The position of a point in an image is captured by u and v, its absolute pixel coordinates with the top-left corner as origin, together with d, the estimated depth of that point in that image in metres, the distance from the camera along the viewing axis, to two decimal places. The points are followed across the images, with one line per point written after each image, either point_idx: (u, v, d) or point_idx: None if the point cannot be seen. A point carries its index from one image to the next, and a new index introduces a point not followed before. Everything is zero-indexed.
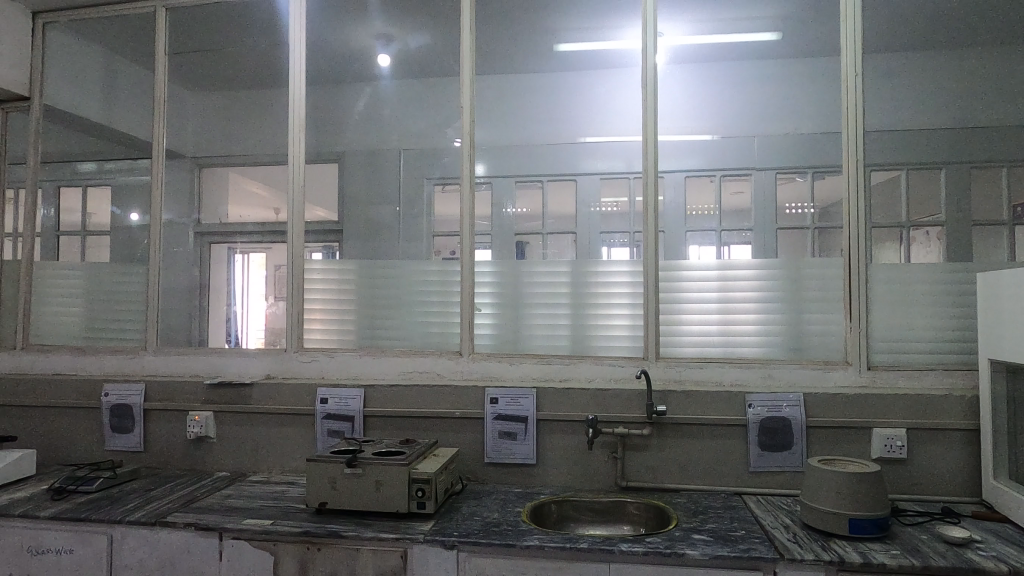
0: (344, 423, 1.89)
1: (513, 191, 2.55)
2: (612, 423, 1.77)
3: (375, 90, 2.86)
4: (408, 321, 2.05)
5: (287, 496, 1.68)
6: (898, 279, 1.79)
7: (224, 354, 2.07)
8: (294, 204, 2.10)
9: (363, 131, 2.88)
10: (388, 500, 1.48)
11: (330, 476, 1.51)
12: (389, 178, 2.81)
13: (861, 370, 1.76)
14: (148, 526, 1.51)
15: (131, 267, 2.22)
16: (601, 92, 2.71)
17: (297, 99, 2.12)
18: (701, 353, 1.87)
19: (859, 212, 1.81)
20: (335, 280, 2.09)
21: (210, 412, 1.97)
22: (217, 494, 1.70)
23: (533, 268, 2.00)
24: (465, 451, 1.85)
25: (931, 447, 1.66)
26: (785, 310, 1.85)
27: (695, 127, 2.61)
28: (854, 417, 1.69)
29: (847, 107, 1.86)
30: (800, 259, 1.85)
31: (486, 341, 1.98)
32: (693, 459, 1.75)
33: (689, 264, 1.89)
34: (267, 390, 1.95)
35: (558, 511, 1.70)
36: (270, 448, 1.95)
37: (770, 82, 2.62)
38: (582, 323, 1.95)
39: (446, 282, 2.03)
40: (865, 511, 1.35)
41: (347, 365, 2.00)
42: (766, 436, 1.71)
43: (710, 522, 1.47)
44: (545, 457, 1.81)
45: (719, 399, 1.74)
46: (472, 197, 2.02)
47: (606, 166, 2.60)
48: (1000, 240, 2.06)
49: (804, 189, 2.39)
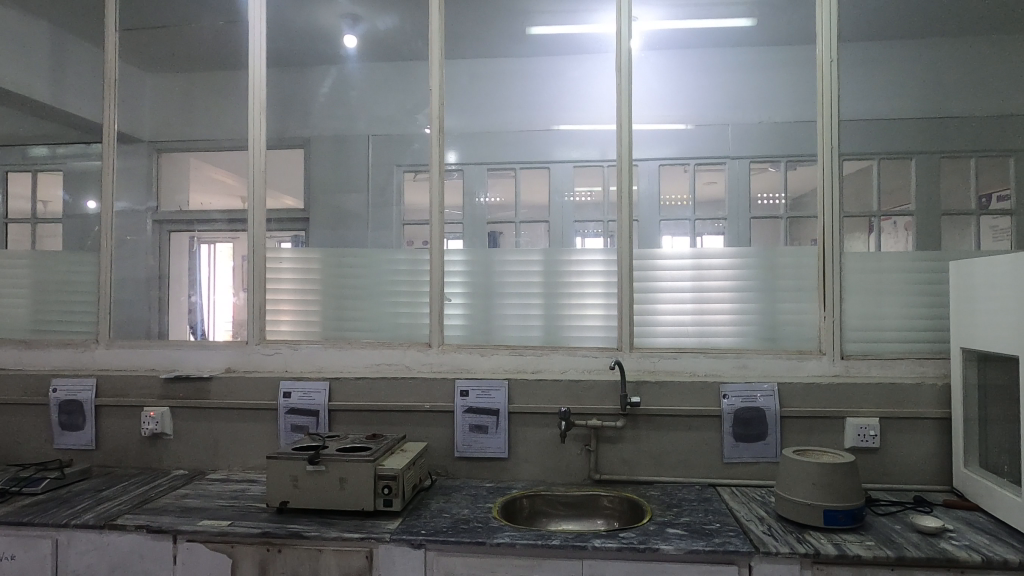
0: (308, 418, 1.82)
1: (485, 179, 2.48)
2: (585, 415, 1.73)
3: (342, 72, 2.76)
4: (376, 311, 1.98)
5: (246, 495, 1.61)
6: (869, 268, 1.79)
7: (183, 347, 1.99)
8: (255, 190, 2.01)
9: (327, 114, 2.74)
10: (353, 498, 1.42)
11: (291, 474, 1.45)
12: (360, 165, 2.72)
13: (835, 360, 1.76)
14: (97, 530, 1.42)
15: (80, 255, 2.10)
16: (575, 78, 2.63)
17: (258, 78, 2.03)
18: (676, 343, 1.84)
19: (832, 200, 1.81)
20: (299, 269, 2.01)
21: (167, 408, 1.88)
22: (172, 494, 1.62)
23: (505, 256, 1.94)
24: (434, 445, 1.79)
25: (904, 436, 1.65)
26: (760, 299, 1.83)
27: (669, 115, 2.57)
28: (828, 406, 1.67)
29: (822, 92, 1.85)
30: (774, 247, 1.83)
31: (457, 332, 1.93)
32: (667, 450, 1.71)
33: (663, 252, 1.86)
34: (227, 384, 1.87)
35: (531, 506, 1.65)
36: (230, 446, 1.86)
37: (743, 70, 2.62)
38: (554, 313, 1.91)
39: (416, 271, 1.97)
40: (840, 502, 1.33)
41: (312, 358, 1.93)
42: (740, 427, 1.68)
43: (684, 516, 1.44)
44: (516, 451, 1.76)
45: (693, 390, 1.71)
46: (442, 183, 1.98)
47: (580, 155, 2.54)
48: (969, 230, 2.15)
49: (776, 179, 2.35)
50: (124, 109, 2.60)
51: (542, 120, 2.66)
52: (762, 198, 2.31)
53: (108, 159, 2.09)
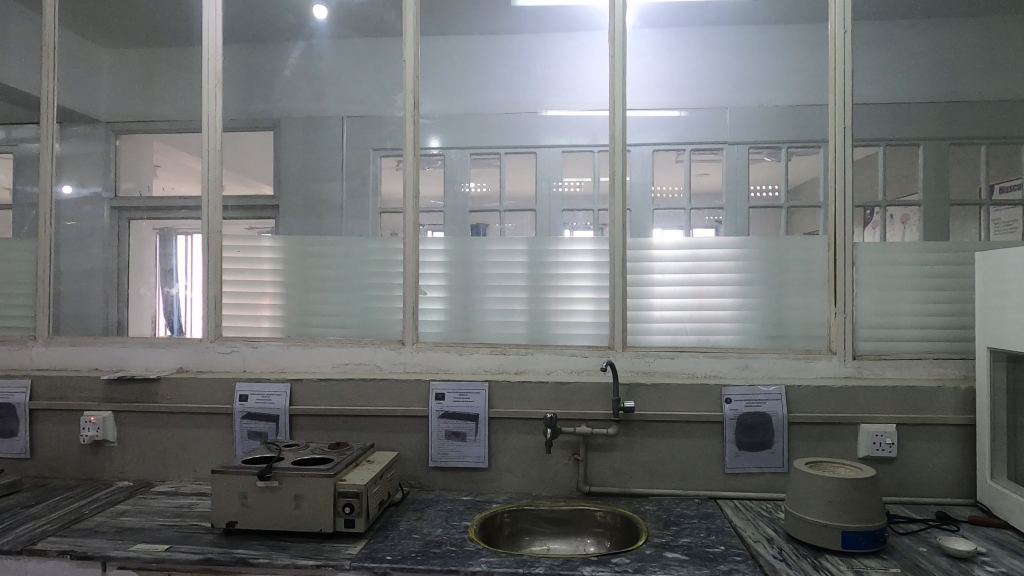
0: (266, 424, 1.64)
1: (468, 167, 2.31)
2: (573, 422, 1.57)
3: (311, 46, 2.55)
4: (345, 306, 1.81)
5: (193, 512, 1.42)
6: (882, 261, 1.63)
7: (130, 344, 1.81)
8: (210, 171, 1.82)
9: (296, 93, 2.58)
10: (310, 518, 1.25)
11: (239, 491, 1.27)
12: (330, 150, 2.53)
13: (846, 360, 1.61)
14: (14, 556, 1.24)
15: (15, 243, 1.91)
16: (563, 54, 2.43)
17: (212, 48, 1.84)
18: (673, 342, 1.69)
19: (845, 186, 1.65)
20: (259, 260, 1.83)
21: (109, 412, 1.69)
22: (109, 511, 1.44)
23: (486, 246, 1.77)
24: (407, 454, 1.62)
25: (923, 445, 1.50)
26: (764, 294, 1.68)
27: (663, 101, 2.41)
28: (840, 413, 1.51)
29: (835, 69, 1.68)
30: (781, 237, 1.68)
31: (434, 329, 1.77)
32: (663, 460, 1.55)
33: (658, 242, 1.70)
34: (176, 386, 1.68)
35: (512, 523, 1.49)
36: (180, 454, 1.68)
37: (743, 49, 2.43)
38: (541, 309, 1.75)
39: (388, 261, 1.79)
40: (860, 523, 1.18)
41: (273, 357, 1.77)
42: (743, 434, 1.52)
43: (685, 536, 1.28)
44: (496, 461, 1.59)
45: (692, 394, 1.54)
46: (417, 167, 1.80)
47: (567, 141, 2.38)
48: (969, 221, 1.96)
49: (776, 170, 2.22)
50: (69, 86, 2.40)
51: (529, 102, 2.45)
52: (760, 189, 2.16)
53: (47, 135, 1.89)
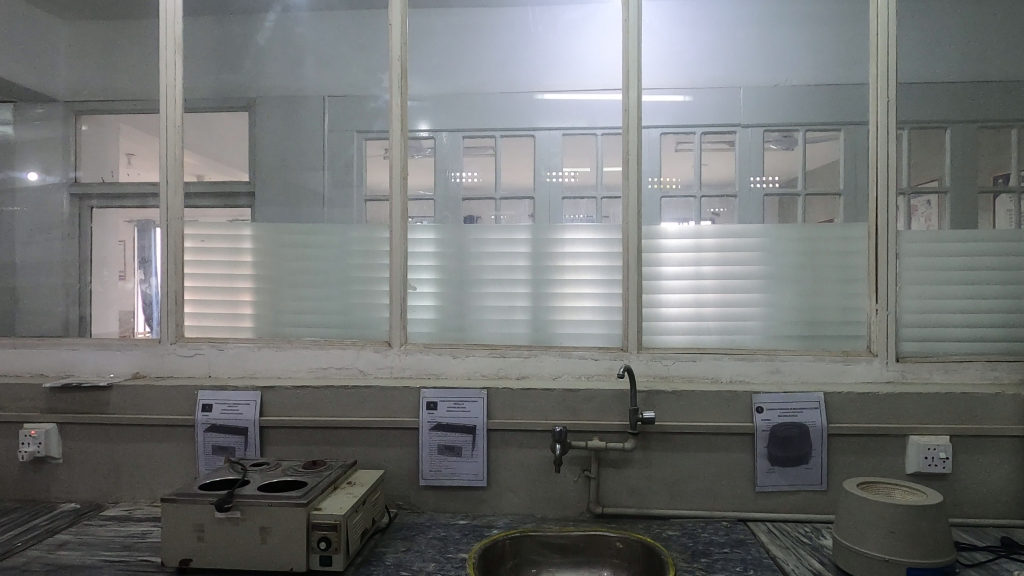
0: (233, 438, 1.44)
1: (460, 155, 2.10)
2: (584, 434, 1.38)
3: (288, 14, 2.31)
4: (323, 302, 1.61)
5: (143, 545, 1.22)
6: (930, 253, 1.45)
7: (79, 346, 1.60)
8: (169, 150, 1.61)
9: (271, 70, 2.37)
10: (279, 554, 1.06)
11: (195, 523, 1.07)
12: (309, 133, 2.31)
13: (888, 363, 1.43)
14: None
15: None
16: (569, 22, 2.21)
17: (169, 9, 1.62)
18: (692, 342, 1.51)
19: (889, 168, 1.46)
20: (226, 251, 1.63)
21: (53, 425, 1.48)
22: (44, 543, 1.23)
23: (481, 235, 1.58)
24: (394, 472, 1.42)
25: (981, 458, 1.32)
26: (794, 290, 1.50)
27: (671, 83, 2.23)
28: (886, 423, 1.33)
29: (876, 36, 1.49)
30: (813, 227, 1.50)
31: (425, 329, 1.58)
32: (685, 476, 1.37)
33: (674, 232, 1.51)
34: (132, 395, 1.48)
35: (515, 552, 1.30)
36: (135, 472, 1.48)
37: (753, 23, 2.24)
38: (544, 305, 1.56)
39: (373, 252, 1.59)
40: (928, 558, 1.00)
41: (243, 361, 1.57)
42: (777, 447, 1.34)
43: (719, 571, 1.10)
44: (495, 478, 1.41)
45: (717, 402, 1.36)
46: (404, 149, 1.58)
47: (566, 125, 2.18)
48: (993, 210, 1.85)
49: (797, 158, 1.98)
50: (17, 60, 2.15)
51: (525, 81, 2.24)
52: (764, 179, 2.00)
53: None
